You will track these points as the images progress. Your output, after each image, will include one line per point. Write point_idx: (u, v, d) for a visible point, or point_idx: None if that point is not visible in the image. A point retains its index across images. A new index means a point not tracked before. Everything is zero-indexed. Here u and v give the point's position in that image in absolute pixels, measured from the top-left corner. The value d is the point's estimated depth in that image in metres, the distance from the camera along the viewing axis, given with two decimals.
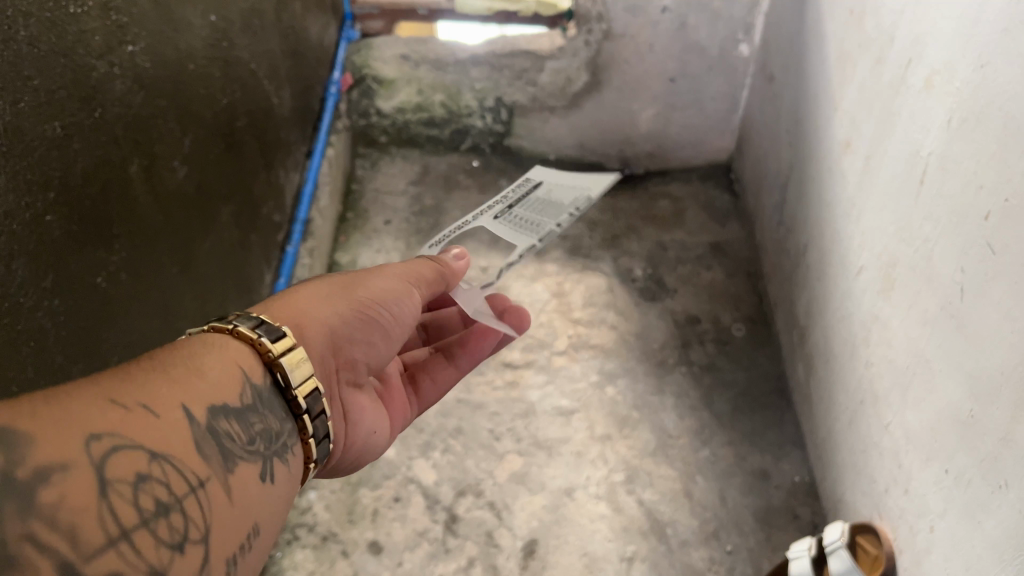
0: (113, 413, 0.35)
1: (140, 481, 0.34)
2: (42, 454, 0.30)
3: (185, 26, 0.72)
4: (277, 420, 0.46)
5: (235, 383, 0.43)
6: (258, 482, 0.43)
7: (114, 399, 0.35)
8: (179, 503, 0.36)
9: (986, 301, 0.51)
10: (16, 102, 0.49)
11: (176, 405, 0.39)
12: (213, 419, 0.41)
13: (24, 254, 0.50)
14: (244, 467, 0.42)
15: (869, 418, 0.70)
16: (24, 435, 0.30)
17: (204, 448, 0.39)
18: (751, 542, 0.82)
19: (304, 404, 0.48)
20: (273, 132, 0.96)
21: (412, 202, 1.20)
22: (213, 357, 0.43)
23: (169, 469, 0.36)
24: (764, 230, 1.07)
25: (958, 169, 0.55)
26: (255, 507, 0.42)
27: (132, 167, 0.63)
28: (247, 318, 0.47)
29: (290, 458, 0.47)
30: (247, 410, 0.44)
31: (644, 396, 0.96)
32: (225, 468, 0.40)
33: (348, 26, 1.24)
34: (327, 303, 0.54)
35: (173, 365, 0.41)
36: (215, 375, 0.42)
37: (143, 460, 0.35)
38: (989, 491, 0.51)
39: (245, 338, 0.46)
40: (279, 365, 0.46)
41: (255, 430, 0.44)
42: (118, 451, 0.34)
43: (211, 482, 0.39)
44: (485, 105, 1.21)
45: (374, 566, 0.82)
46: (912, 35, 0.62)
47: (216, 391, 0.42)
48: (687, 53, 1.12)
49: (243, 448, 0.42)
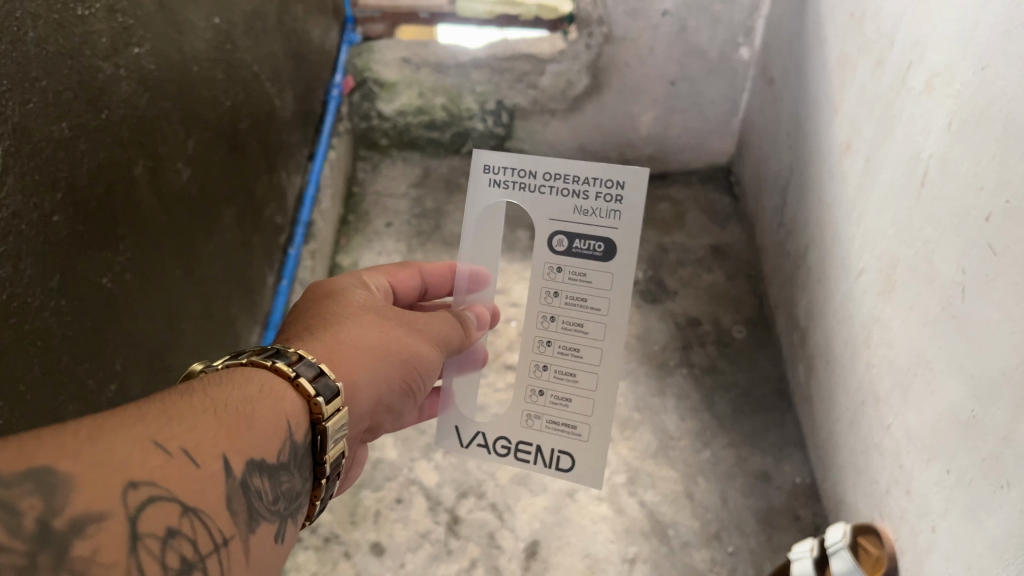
0: (156, 459, 0.35)
1: (169, 537, 0.34)
2: (80, 502, 0.32)
3: (188, 28, 0.72)
4: (301, 479, 0.46)
5: (277, 438, 0.43)
6: (273, 543, 0.42)
7: (159, 444, 0.36)
8: (202, 562, 0.36)
9: (986, 302, 0.52)
10: (24, 103, 0.49)
11: (218, 455, 0.38)
12: (248, 473, 0.40)
13: (31, 254, 0.50)
14: (265, 526, 0.42)
15: (869, 419, 0.71)
16: (65, 480, 0.32)
17: (234, 504, 0.39)
18: (753, 544, 0.82)
19: (328, 469, 0.49)
20: (275, 135, 0.97)
21: (412, 205, 1.20)
22: (264, 406, 0.43)
23: (199, 525, 0.36)
24: (764, 232, 1.08)
25: (959, 172, 0.56)
26: (266, 568, 0.41)
27: (137, 169, 0.63)
28: (310, 366, 0.47)
29: (300, 520, 0.47)
30: (281, 467, 0.43)
31: (644, 398, 0.96)
32: (248, 526, 0.40)
33: (349, 30, 1.26)
34: (379, 366, 0.55)
35: (224, 408, 0.41)
36: (261, 425, 0.42)
37: (175, 514, 0.35)
38: (991, 492, 0.51)
39: (302, 392, 0.46)
40: (324, 427, 0.47)
41: (282, 489, 0.44)
42: (153, 503, 0.34)
43: (234, 541, 0.39)
44: (485, 108, 1.20)
45: (378, 567, 0.82)
46: (912, 37, 0.63)
47: (259, 443, 0.41)
48: (687, 57, 1.12)
49: (267, 507, 0.42)
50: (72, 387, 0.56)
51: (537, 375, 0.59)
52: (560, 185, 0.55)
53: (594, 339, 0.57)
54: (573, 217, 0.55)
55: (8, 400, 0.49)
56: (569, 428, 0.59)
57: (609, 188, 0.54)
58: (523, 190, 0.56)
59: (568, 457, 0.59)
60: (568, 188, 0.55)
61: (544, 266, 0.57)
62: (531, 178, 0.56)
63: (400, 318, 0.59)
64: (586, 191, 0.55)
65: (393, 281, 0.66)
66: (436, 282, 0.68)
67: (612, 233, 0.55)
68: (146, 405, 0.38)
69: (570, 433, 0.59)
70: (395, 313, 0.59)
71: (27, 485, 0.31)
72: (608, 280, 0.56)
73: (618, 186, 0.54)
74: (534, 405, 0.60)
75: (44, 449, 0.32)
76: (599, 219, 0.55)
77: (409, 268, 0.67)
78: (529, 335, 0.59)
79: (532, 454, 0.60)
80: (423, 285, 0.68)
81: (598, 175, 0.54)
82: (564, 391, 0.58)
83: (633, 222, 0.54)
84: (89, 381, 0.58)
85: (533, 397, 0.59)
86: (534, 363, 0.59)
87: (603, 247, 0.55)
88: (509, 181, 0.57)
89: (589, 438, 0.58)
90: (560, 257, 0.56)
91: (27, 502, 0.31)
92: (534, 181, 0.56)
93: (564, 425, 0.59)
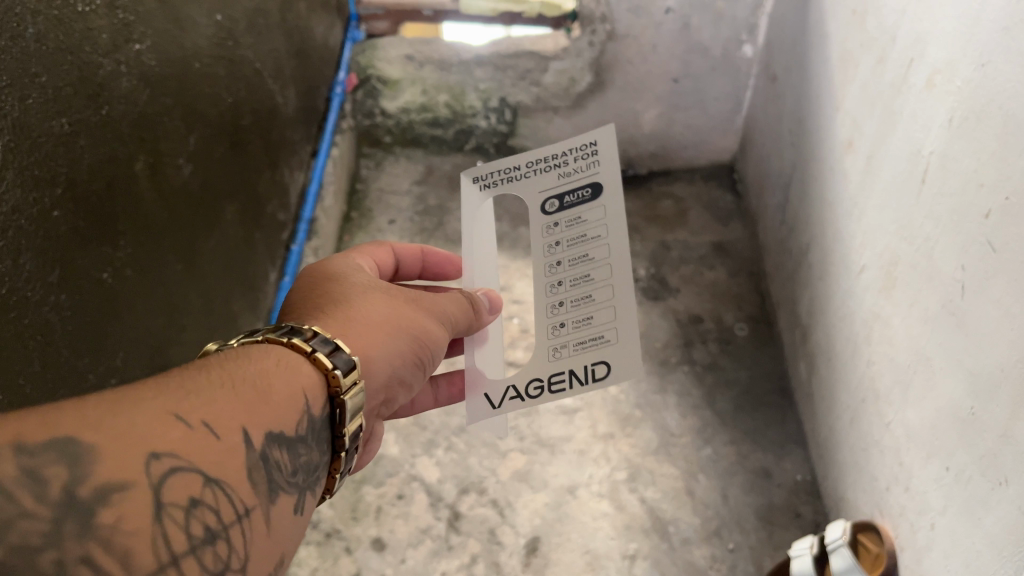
0: (176, 431, 0.35)
1: (193, 506, 0.34)
2: (104, 473, 0.32)
3: (189, 26, 0.72)
4: (319, 452, 0.46)
5: (294, 411, 0.43)
6: (294, 514, 0.42)
7: (179, 416, 0.36)
8: (225, 532, 0.36)
9: (986, 299, 0.52)
10: (24, 98, 0.50)
11: (237, 428, 0.39)
12: (268, 445, 0.40)
13: (30, 250, 0.51)
14: (285, 497, 0.41)
15: (870, 416, 0.71)
16: (87, 451, 0.32)
17: (255, 476, 0.39)
18: (753, 540, 0.83)
19: (348, 442, 0.49)
20: (277, 132, 0.97)
21: (415, 202, 1.21)
22: (282, 379, 0.43)
23: (221, 495, 0.36)
24: (767, 230, 1.08)
25: (957, 168, 0.56)
26: (289, 540, 0.41)
27: (137, 165, 0.63)
28: (325, 342, 0.47)
29: (319, 492, 0.47)
30: (300, 440, 0.44)
31: (647, 395, 0.96)
32: (270, 498, 0.40)
33: (352, 27, 1.24)
34: (389, 340, 0.55)
35: (241, 382, 0.41)
36: (278, 399, 0.42)
37: (197, 485, 0.35)
38: (988, 488, 0.51)
39: (319, 366, 0.46)
40: (342, 400, 0.47)
41: (301, 462, 0.44)
42: (176, 473, 0.34)
43: (257, 512, 0.39)
44: (488, 105, 1.21)
45: (378, 563, 0.83)
46: (912, 34, 0.63)
47: (277, 415, 0.42)
48: (690, 53, 1.12)
49: (287, 480, 0.42)
50: (73, 380, 0.56)
51: (550, 292, 0.64)
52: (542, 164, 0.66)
53: (599, 261, 0.63)
54: (558, 182, 0.66)
55: (9, 393, 0.49)
56: (599, 337, 0.61)
57: (583, 150, 0.65)
58: (513, 181, 0.68)
59: (603, 365, 0.60)
60: (549, 164, 0.66)
61: (542, 227, 0.66)
62: (516, 170, 0.67)
63: (406, 295, 0.59)
64: (566, 161, 0.66)
65: (376, 260, 0.67)
66: (409, 260, 0.70)
67: (597, 177, 0.64)
68: (166, 379, 0.38)
69: (601, 343, 0.61)
70: (401, 291, 0.59)
71: (52, 454, 0.31)
72: (597, 209, 0.64)
73: (591, 144, 0.65)
74: (557, 337, 0.63)
75: (65, 420, 0.33)
76: (583, 174, 0.65)
77: (385, 247, 0.68)
78: (538, 262, 0.66)
79: (567, 379, 0.61)
80: (397, 263, 0.70)
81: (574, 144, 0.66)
82: (582, 292, 0.63)
83: (611, 165, 0.64)
84: (89, 375, 0.58)
85: (553, 309, 0.63)
86: (548, 283, 0.65)
87: (590, 189, 0.65)
88: (498, 180, 0.68)
89: (616, 340, 0.61)
90: (555, 214, 0.66)
91: (53, 471, 0.31)
92: (520, 171, 0.67)
93: (592, 340, 0.61)
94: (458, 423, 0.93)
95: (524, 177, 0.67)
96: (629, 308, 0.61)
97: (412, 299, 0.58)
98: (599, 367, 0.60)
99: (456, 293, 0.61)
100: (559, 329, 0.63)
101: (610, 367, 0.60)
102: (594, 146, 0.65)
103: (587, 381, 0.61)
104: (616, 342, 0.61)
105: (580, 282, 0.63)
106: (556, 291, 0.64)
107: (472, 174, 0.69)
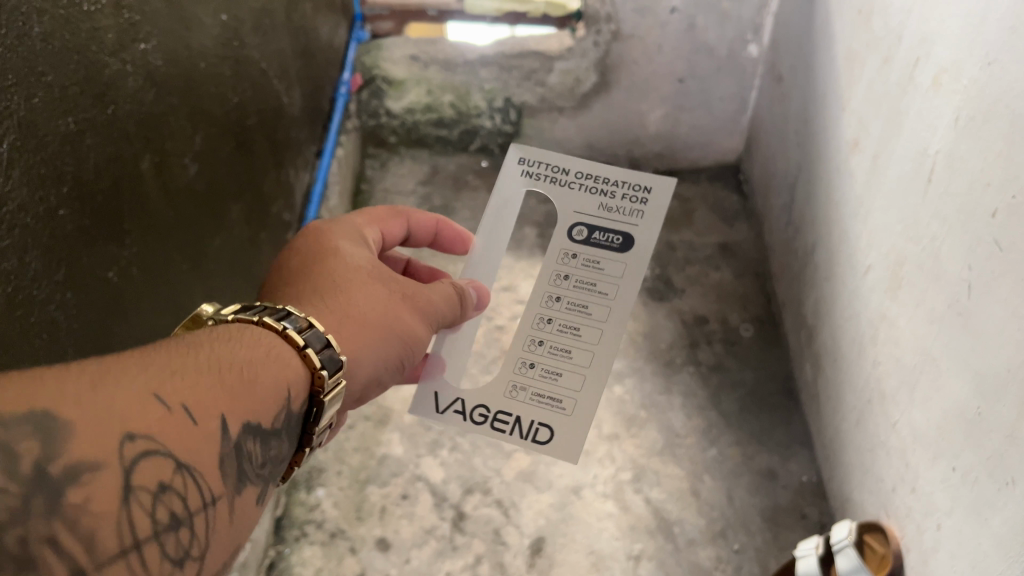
0: (155, 413, 0.35)
1: (161, 491, 0.34)
2: (78, 450, 0.32)
3: (196, 26, 0.72)
4: (290, 447, 0.46)
5: (275, 404, 0.43)
6: (257, 505, 0.42)
7: (159, 398, 0.36)
8: (189, 519, 0.36)
9: (993, 300, 0.51)
10: (30, 97, 0.50)
11: (216, 415, 0.39)
12: (243, 435, 0.40)
13: (37, 248, 0.51)
14: (250, 489, 0.41)
15: (876, 417, 0.70)
16: (63, 426, 0.32)
17: (225, 465, 0.39)
18: (758, 541, 0.83)
19: (314, 441, 0.49)
20: (282, 132, 0.97)
21: (420, 202, 1.21)
22: (268, 370, 0.43)
23: (190, 482, 0.36)
24: (772, 231, 1.08)
25: (966, 168, 0.55)
26: (247, 530, 0.41)
27: (143, 163, 0.63)
28: (319, 337, 0.47)
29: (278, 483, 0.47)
30: (275, 434, 0.43)
31: (652, 396, 0.96)
32: (237, 487, 0.40)
33: (358, 27, 1.24)
34: (379, 343, 0.55)
35: (227, 368, 0.41)
36: (262, 390, 0.42)
37: (168, 470, 0.35)
38: (995, 489, 0.51)
39: (307, 362, 0.46)
40: (321, 401, 0.47)
41: (271, 456, 0.43)
42: (149, 457, 0.34)
43: (222, 501, 0.39)
44: (493, 105, 1.21)
45: (383, 562, 0.83)
46: (919, 35, 0.62)
47: (257, 406, 0.42)
48: (695, 54, 1.12)
49: (256, 471, 0.42)
50: None
51: (539, 325, 0.66)
52: (590, 183, 0.68)
53: (596, 321, 0.65)
54: (597, 213, 0.67)
55: None
56: (557, 402, 0.64)
57: (636, 190, 0.67)
58: (556, 183, 0.69)
59: (546, 430, 0.64)
60: (598, 187, 0.68)
61: (560, 251, 0.67)
62: (563, 174, 0.69)
63: (402, 289, 0.58)
64: (614, 194, 0.67)
65: (385, 231, 0.67)
66: (422, 230, 0.70)
67: (632, 231, 0.66)
68: (151, 356, 0.38)
69: (555, 407, 0.64)
70: (397, 283, 0.58)
71: (27, 428, 0.31)
72: (619, 262, 0.65)
73: (644, 189, 0.66)
74: (520, 375, 0.65)
75: (45, 391, 0.32)
76: (625, 219, 0.66)
77: (399, 217, 0.68)
78: (541, 289, 0.67)
79: (510, 424, 0.64)
80: (408, 233, 0.70)
81: (630, 179, 0.67)
82: (565, 343, 0.65)
83: (652, 221, 0.66)
84: None
85: (532, 346, 0.65)
86: (541, 313, 0.66)
87: (622, 237, 0.66)
88: (542, 174, 0.70)
89: (572, 413, 0.63)
90: (579, 244, 0.67)
91: (26, 446, 0.30)
92: (567, 177, 0.69)
93: (550, 398, 0.64)
94: None
95: (567, 186, 0.68)
96: (599, 384, 0.63)
97: (407, 299, 0.58)
98: (542, 430, 0.64)
99: (444, 287, 0.61)
100: (526, 369, 0.65)
101: (552, 435, 0.63)
102: (647, 193, 0.66)
103: (527, 437, 0.64)
104: (569, 414, 0.63)
105: (567, 334, 0.65)
106: (542, 327, 0.66)
107: (521, 154, 0.70)
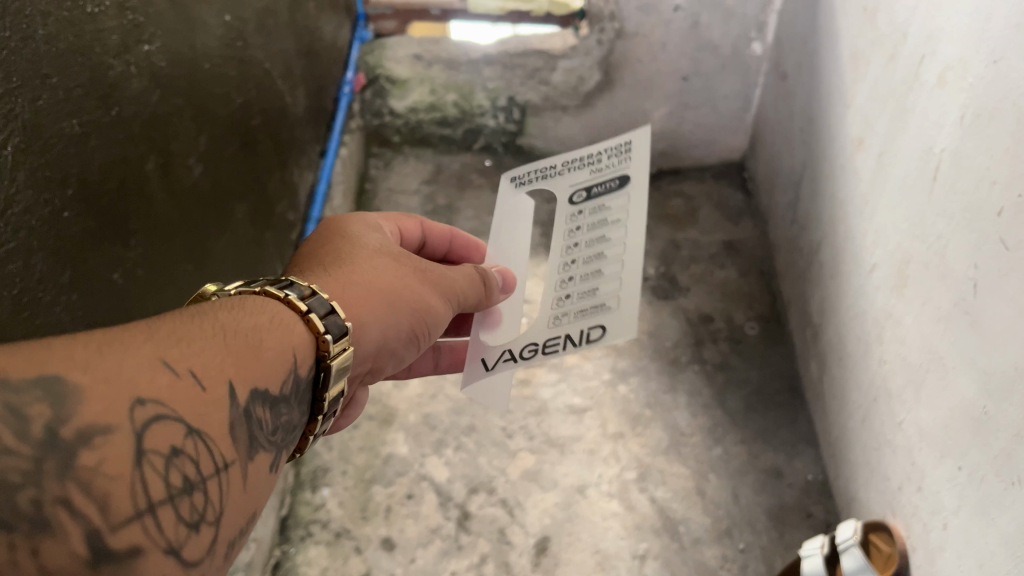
0: (163, 377, 0.35)
1: (174, 455, 0.33)
2: (89, 413, 0.31)
3: (200, 26, 0.73)
4: (299, 414, 0.45)
5: (282, 369, 0.43)
6: (269, 471, 0.41)
7: (168, 362, 0.35)
8: (202, 483, 0.35)
9: (1000, 297, 0.51)
10: (34, 99, 0.50)
11: (224, 381, 0.38)
12: (251, 402, 0.40)
13: (43, 250, 0.51)
14: (262, 456, 0.41)
15: (882, 415, 0.70)
16: (74, 390, 0.31)
17: (236, 430, 0.38)
18: (764, 540, 0.82)
19: (326, 407, 0.49)
20: (286, 132, 0.97)
21: (424, 201, 1.21)
22: (273, 336, 0.43)
23: (202, 447, 0.36)
24: (777, 229, 1.07)
25: (971, 166, 0.55)
26: (262, 498, 0.40)
27: (148, 164, 0.64)
28: (322, 304, 0.47)
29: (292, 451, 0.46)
30: (283, 400, 0.43)
31: (656, 394, 0.96)
32: (248, 454, 0.39)
33: (361, 27, 1.25)
34: (386, 309, 0.54)
35: (233, 335, 0.41)
36: (268, 355, 0.42)
37: (180, 434, 0.34)
38: (1002, 489, 0.50)
39: (311, 328, 0.46)
40: (327, 365, 0.47)
41: (280, 421, 0.43)
42: (159, 421, 0.33)
43: (235, 466, 0.38)
44: (496, 105, 1.21)
45: (388, 562, 0.83)
46: (924, 30, 0.62)
47: (263, 371, 0.41)
48: (700, 51, 1.11)
49: (266, 437, 0.41)
50: None
51: (563, 270, 0.66)
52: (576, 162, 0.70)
53: (616, 242, 0.64)
54: (590, 177, 0.69)
55: None
56: (598, 304, 0.61)
57: (616, 149, 0.68)
58: (549, 178, 0.71)
59: (598, 328, 0.60)
60: (583, 161, 0.70)
61: (568, 214, 0.68)
62: (552, 168, 0.71)
63: (416, 266, 0.58)
64: (599, 160, 0.69)
65: (401, 228, 0.67)
66: (436, 239, 0.71)
67: (625, 171, 0.67)
68: (157, 323, 0.37)
69: (601, 309, 0.61)
70: (411, 260, 0.59)
71: (37, 392, 0.30)
72: (621, 199, 0.66)
73: (623, 144, 0.68)
74: (559, 307, 0.63)
75: (52, 358, 0.31)
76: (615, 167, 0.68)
77: (414, 218, 0.68)
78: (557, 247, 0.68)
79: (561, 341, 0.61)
80: (424, 237, 0.70)
81: (606, 145, 0.69)
82: (592, 268, 0.64)
83: (639, 162, 0.66)
84: None
85: (562, 284, 0.65)
86: (563, 261, 0.66)
87: (619, 182, 0.67)
88: (534, 177, 0.72)
89: (616, 306, 0.60)
90: (580, 203, 0.68)
91: (36, 409, 0.30)
92: (556, 169, 0.71)
93: (593, 307, 0.61)
94: (467, 423, 0.94)
95: (559, 173, 0.70)
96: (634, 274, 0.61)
97: (416, 270, 0.58)
98: (594, 329, 0.60)
99: (466, 269, 0.62)
100: (564, 300, 0.63)
101: (605, 330, 0.59)
102: (628, 146, 0.68)
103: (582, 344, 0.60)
104: (615, 308, 0.60)
105: (593, 261, 0.64)
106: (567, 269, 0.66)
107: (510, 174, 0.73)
